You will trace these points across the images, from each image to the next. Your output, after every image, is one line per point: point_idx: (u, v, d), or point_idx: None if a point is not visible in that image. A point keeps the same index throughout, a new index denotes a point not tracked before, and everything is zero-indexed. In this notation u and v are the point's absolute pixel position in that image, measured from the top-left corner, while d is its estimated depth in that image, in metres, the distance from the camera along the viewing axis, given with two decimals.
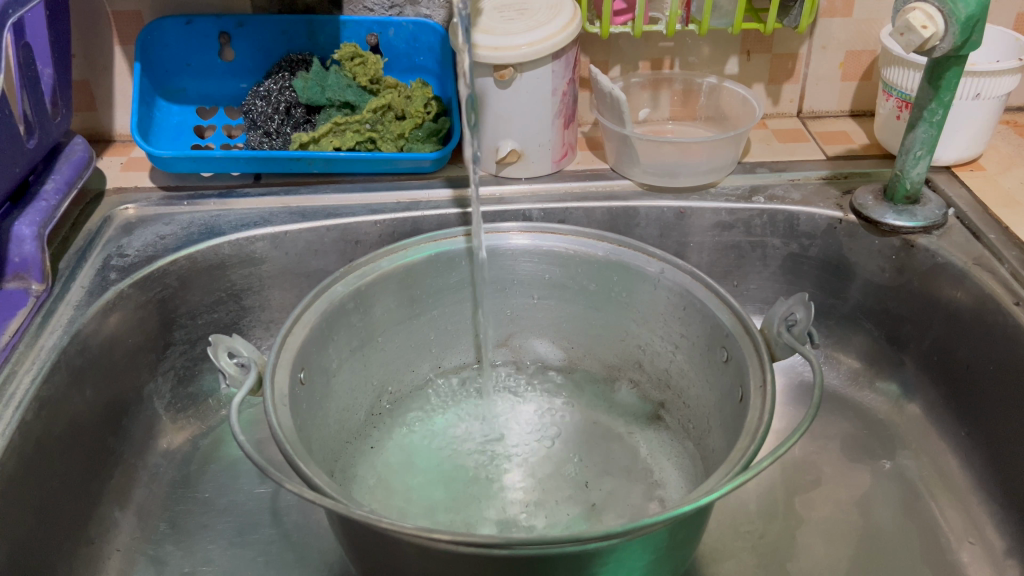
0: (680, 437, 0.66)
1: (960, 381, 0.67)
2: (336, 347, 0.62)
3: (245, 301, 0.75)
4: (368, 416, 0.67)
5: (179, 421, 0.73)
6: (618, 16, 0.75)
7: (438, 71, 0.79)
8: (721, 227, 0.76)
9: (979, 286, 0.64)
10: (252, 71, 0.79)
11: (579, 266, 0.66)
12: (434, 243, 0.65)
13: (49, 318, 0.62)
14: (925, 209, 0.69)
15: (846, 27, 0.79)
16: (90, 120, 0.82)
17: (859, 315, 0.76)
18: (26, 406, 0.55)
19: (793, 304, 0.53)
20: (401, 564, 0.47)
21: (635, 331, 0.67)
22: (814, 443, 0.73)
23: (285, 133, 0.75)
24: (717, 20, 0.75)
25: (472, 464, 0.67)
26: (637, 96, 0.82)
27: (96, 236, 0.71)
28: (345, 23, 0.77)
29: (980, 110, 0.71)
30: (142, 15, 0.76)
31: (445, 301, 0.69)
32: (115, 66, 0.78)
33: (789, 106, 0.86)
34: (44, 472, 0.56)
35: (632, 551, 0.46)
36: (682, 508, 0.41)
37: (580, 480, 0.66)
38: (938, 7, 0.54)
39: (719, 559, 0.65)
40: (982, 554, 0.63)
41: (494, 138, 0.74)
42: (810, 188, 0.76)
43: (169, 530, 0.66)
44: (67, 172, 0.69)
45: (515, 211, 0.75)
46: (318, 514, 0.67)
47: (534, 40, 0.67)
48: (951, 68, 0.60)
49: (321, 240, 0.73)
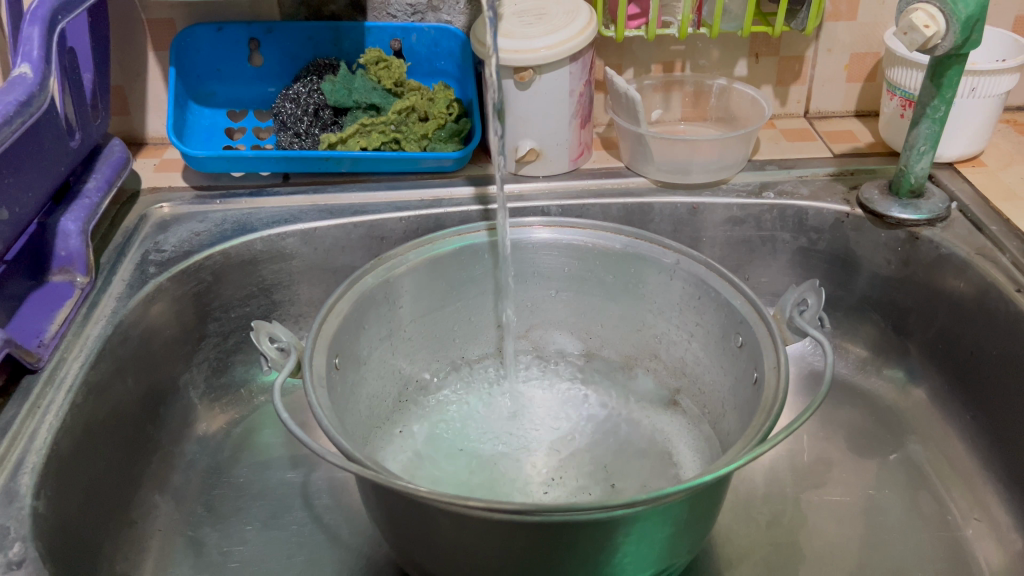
0: (696, 420, 0.69)
1: (965, 366, 0.70)
2: (367, 336, 0.64)
3: (276, 296, 0.78)
4: (395, 403, 0.70)
5: (214, 409, 0.76)
6: (631, 21, 0.78)
7: (459, 75, 0.82)
8: (732, 222, 0.79)
9: (981, 275, 0.66)
10: (279, 75, 0.83)
11: (597, 260, 0.68)
12: (459, 237, 0.68)
13: (93, 309, 0.65)
14: (929, 203, 0.72)
15: (850, 30, 0.82)
16: (125, 123, 0.86)
17: (866, 306, 0.79)
18: (76, 390, 0.58)
19: (804, 291, 0.57)
20: (434, 535, 0.50)
21: (652, 321, 0.70)
22: (824, 430, 0.76)
23: (314, 134, 0.78)
24: (727, 23, 0.78)
25: (496, 447, 0.69)
26: (650, 98, 0.86)
27: (134, 234, 0.74)
28: (369, 30, 0.80)
29: (979, 108, 0.74)
30: (175, 22, 0.79)
31: (467, 293, 0.71)
32: (149, 72, 0.82)
33: (796, 107, 0.89)
34: (91, 453, 0.59)
35: (655, 523, 0.49)
36: (702, 477, 0.43)
37: (600, 463, 0.68)
38: (939, 7, 0.57)
39: (734, 539, 0.67)
40: (987, 530, 0.65)
41: (513, 138, 0.77)
42: (818, 184, 0.79)
43: (206, 513, 0.69)
44: (106, 173, 0.72)
45: (535, 208, 0.78)
46: (348, 498, 0.70)
47: (552, 43, 0.70)
48: (952, 67, 0.63)
49: (348, 237, 0.76)
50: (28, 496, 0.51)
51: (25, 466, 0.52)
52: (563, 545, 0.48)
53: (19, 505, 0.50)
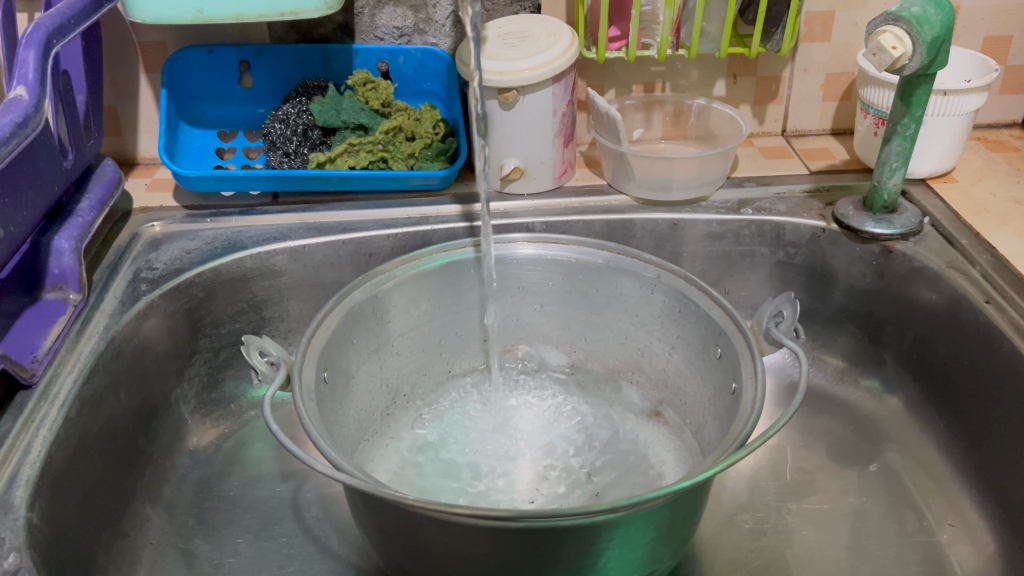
0: (678, 431, 0.70)
1: (938, 376, 0.72)
2: (355, 351, 0.66)
3: (266, 312, 0.79)
4: (383, 415, 0.72)
5: (205, 423, 0.77)
6: (612, 43, 0.80)
7: (444, 95, 0.84)
8: (712, 238, 0.81)
9: (952, 287, 0.69)
10: (269, 97, 0.85)
11: (580, 274, 0.70)
12: (446, 253, 0.69)
13: (86, 325, 0.66)
14: (902, 217, 0.74)
15: (825, 51, 0.85)
16: (116, 144, 0.87)
17: (843, 317, 0.81)
18: (70, 404, 0.60)
19: (780, 302, 0.59)
20: (423, 542, 0.51)
21: (635, 334, 0.72)
22: (804, 440, 0.78)
23: (302, 154, 0.80)
24: (705, 45, 0.81)
25: (483, 458, 0.71)
26: (632, 117, 0.87)
27: (126, 252, 0.75)
28: (357, 52, 0.82)
29: (949, 126, 0.77)
30: (166, 45, 0.81)
31: (454, 308, 0.73)
32: (140, 94, 0.84)
33: (773, 125, 0.91)
34: (85, 465, 0.60)
35: (637, 528, 0.50)
36: (681, 483, 0.45)
37: (585, 472, 0.70)
38: (906, 29, 0.60)
39: (715, 546, 0.69)
40: (961, 534, 0.67)
41: (498, 156, 0.79)
42: (795, 200, 0.81)
43: (198, 526, 0.70)
44: (99, 193, 0.74)
45: (519, 224, 0.80)
46: (337, 510, 0.71)
47: (535, 65, 0.72)
48: (920, 86, 0.65)
49: (337, 254, 0.78)
50: (23, 507, 0.52)
51: (20, 477, 0.53)
52: (549, 550, 0.49)
53: (14, 516, 0.51)
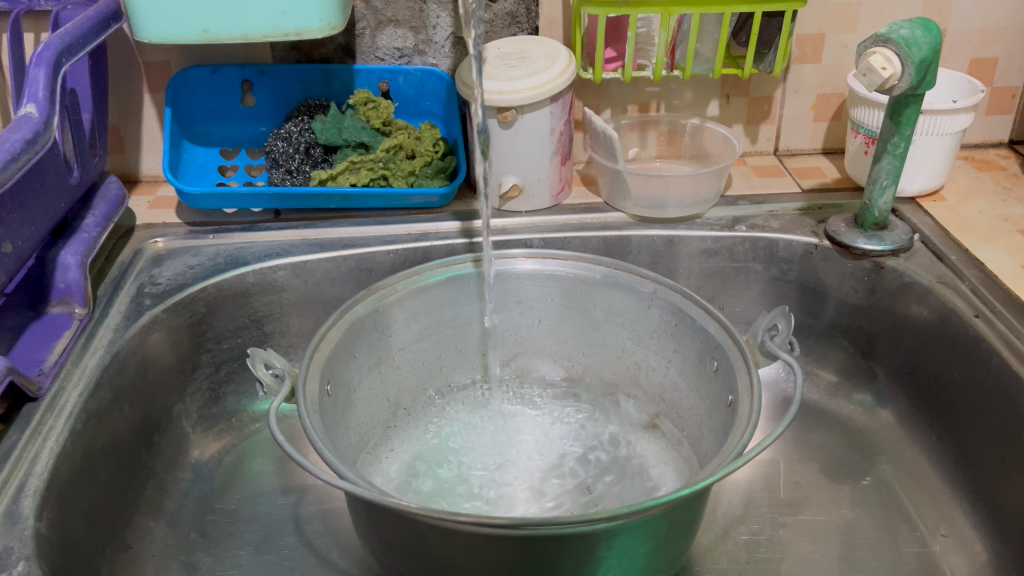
0: (674, 443, 0.71)
1: (929, 389, 0.73)
2: (357, 364, 0.67)
3: (267, 327, 0.80)
4: (384, 429, 0.72)
5: (207, 436, 0.78)
6: (608, 64, 0.82)
7: (444, 114, 0.85)
8: (707, 254, 0.82)
9: (942, 302, 0.70)
10: (271, 115, 0.86)
11: (578, 289, 0.72)
12: (447, 268, 0.71)
13: (90, 340, 0.67)
14: (893, 234, 0.76)
15: (816, 72, 0.87)
16: (119, 162, 0.88)
17: (835, 332, 0.82)
18: (75, 416, 0.60)
19: (774, 315, 0.60)
20: (424, 551, 0.52)
21: (631, 348, 0.73)
22: (798, 453, 0.79)
23: (305, 171, 0.81)
24: (699, 66, 0.82)
25: (482, 469, 0.72)
26: (626, 137, 0.89)
27: (129, 267, 0.76)
28: (358, 72, 0.84)
29: (938, 145, 0.78)
30: (170, 65, 0.82)
31: (453, 323, 0.74)
32: (144, 112, 0.85)
33: (766, 144, 0.93)
34: (90, 477, 0.61)
35: (636, 536, 0.51)
36: (679, 492, 0.46)
37: (583, 482, 0.71)
38: (895, 51, 0.61)
39: (712, 557, 0.70)
40: (953, 544, 0.68)
41: (497, 174, 0.81)
42: (788, 218, 0.82)
43: (199, 538, 0.70)
44: (104, 209, 0.75)
45: (518, 241, 0.81)
46: (338, 523, 0.72)
47: (534, 85, 0.74)
48: (910, 106, 0.67)
49: (338, 270, 0.79)
50: (30, 517, 0.52)
51: (28, 488, 0.54)
52: (547, 559, 0.50)
53: (23, 525, 0.52)
